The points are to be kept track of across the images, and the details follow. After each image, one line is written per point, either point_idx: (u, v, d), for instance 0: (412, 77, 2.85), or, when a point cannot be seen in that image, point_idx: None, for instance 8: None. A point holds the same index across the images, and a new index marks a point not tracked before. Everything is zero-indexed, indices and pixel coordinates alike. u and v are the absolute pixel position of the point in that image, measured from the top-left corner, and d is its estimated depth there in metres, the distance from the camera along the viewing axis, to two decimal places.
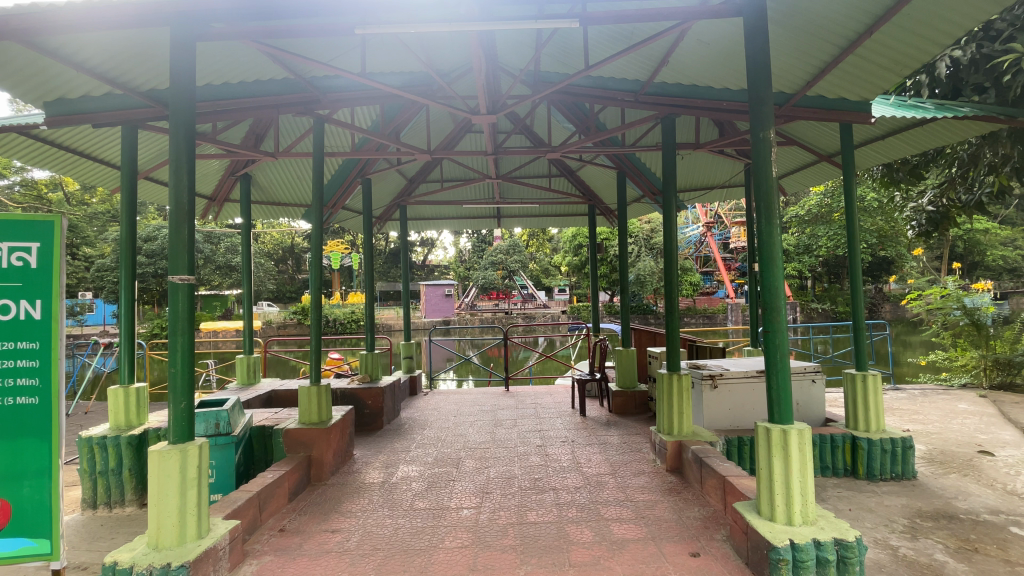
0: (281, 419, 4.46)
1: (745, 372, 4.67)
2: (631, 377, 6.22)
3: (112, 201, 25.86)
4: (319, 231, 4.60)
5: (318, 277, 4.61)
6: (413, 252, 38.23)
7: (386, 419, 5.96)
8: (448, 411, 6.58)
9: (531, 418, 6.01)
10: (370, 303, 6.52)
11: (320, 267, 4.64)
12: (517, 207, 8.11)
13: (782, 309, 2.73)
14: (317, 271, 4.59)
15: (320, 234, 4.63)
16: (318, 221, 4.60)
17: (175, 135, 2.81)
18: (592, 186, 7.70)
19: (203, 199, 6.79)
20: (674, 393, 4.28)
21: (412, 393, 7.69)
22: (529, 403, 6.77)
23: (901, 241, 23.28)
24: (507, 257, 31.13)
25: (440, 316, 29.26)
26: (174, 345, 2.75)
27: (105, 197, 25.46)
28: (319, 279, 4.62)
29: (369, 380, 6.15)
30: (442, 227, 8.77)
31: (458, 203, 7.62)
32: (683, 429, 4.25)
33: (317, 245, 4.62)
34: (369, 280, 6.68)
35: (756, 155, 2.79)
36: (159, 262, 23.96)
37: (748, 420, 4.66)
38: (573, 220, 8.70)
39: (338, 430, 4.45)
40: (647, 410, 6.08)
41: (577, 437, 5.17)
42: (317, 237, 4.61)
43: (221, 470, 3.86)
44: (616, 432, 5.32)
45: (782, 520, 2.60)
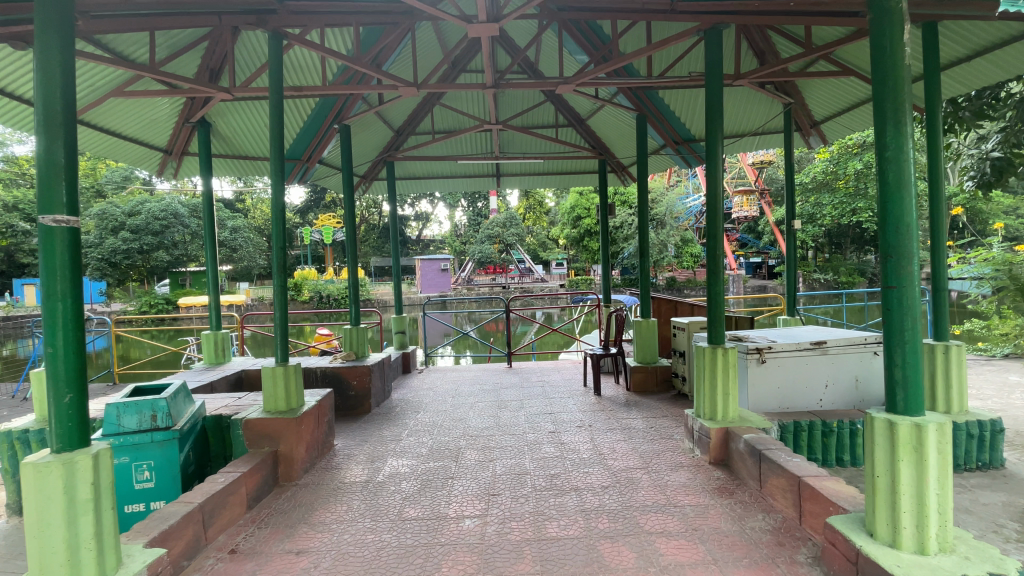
0: (243, 407, 3.69)
1: (797, 345, 3.92)
2: (651, 351, 5.47)
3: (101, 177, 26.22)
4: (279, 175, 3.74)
5: (281, 230, 3.74)
6: (408, 227, 37.18)
7: (373, 403, 5.20)
8: (446, 391, 5.83)
9: (539, 398, 5.28)
10: (353, 261, 5.65)
11: (283, 217, 3.77)
12: (518, 163, 7.23)
13: (916, 255, 1.96)
14: (280, 225, 3.71)
15: (281, 179, 3.75)
16: (276, 162, 3.72)
17: (42, 13, 1.98)
18: (603, 138, 6.89)
19: (158, 151, 5.91)
20: (718, 370, 3.54)
21: (406, 370, 6.94)
22: (535, 381, 6.02)
23: None
24: (504, 231, 29.89)
25: (436, 291, 28.49)
26: (53, 315, 1.97)
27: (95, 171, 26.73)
28: (283, 233, 3.72)
29: (353, 358, 5.37)
30: (436, 189, 7.86)
31: (451, 158, 6.73)
32: (729, 413, 3.51)
33: (278, 193, 3.74)
34: (352, 235, 5.73)
35: (877, 38, 2.01)
36: (145, 238, 23.89)
37: (800, 401, 3.95)
38: (581, 178, 7.82)
39: (313, 419, 3.69)
40: (670, 388, 5.35)
41: (594, 421, 4.43)
42: (277, 183, 3.72)
43: (162, 472, 3.09)
44: (638, 414, 4.59)
45: (910, 548, 1.90)
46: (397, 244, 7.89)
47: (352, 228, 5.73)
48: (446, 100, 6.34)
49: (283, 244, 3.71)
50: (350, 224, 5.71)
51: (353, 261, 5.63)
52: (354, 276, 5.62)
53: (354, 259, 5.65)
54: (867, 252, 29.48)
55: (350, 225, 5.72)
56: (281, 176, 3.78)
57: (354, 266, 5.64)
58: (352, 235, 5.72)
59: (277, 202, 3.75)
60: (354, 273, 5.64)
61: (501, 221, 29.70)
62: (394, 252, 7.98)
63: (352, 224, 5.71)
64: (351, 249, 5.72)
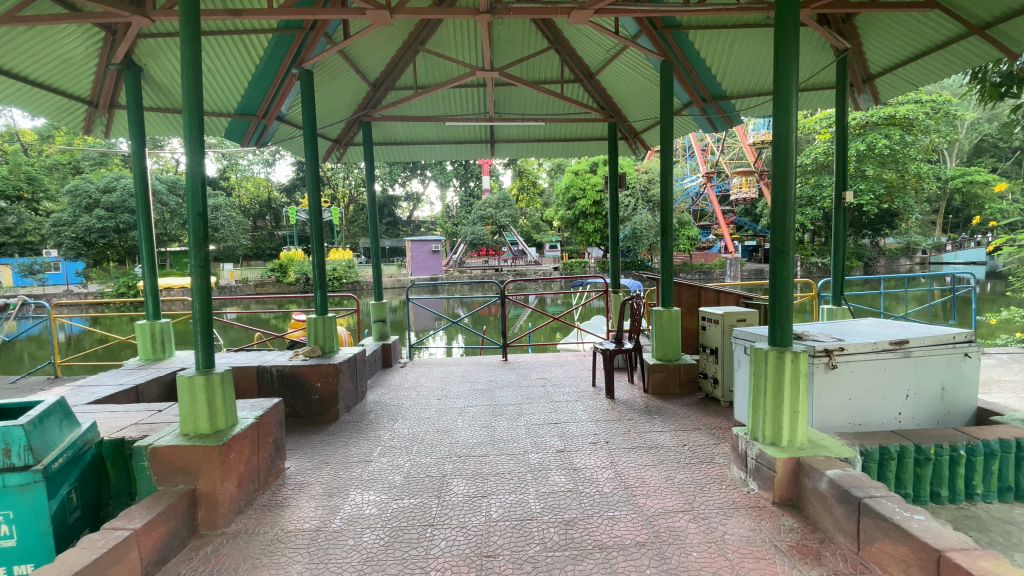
0: (156, 428, 2.79)
1: (873, 345, 3.10)
2: (673, 346, 4.60)
3: (75, 152, 25.15)
4: (196, 114, 2.73)
5: (198, 190, 2.76)
6: (398, 207, 35.94)
7: (343, 407, 4.32)
8: (430, 391, 4.94)
9: (541, 402, 4.41)
10: (317, 233, 4.67)
11: (201, 169, 2.79)
12: (515, 126, 6.26)
13: None
14: (194, 182, 2.72)
15: (197, 116, 2.75)
16: (191, 94, 2.71)
17: None
18: (614, 96, 5.95)
19: (81, 103, 4.89)
20: (783, 383, 2.68)
21: (385, 364, 6.05)
22: (535, 379, 5.15)
23: (908, 191, 23.28)
24: (498, 212, 28.77)
25: (427, 274, 27.61)
26: None
27: (67, 149, 25.56)
28: (199, 198, 2.74)
29: (319, 355, 4.47)
30: (420, 156, 6.87)
31: (437, 118, 5.76)
32: (796, 438, 2.67)
33: (194, 141, 2.75)
34: (316, 202, 4.70)
35: None
36: (121, 217, 22.77)
37: (871, 415, 3.14)
38: (586, 147, 6.87)
39: (248, 444, 2.80)
40: (695, 391, 4.51)
41: (611, 436, 3.57)
42: (191, 124, 2.73)
43: (25, 528, 2.21)
44: (664, 425, 3.74)
45: None
46: (375, 216, 6.42)
47: (315, 195, 4.71)
48: (431, 46, 5.38)
49: (198, 213, 2.74)
50: (312, 190, 4.69)
51: (318, 235, 4.66)
52: (319, 252, 4.67)
53: (317, 231, 4.65)
54: (865, 236, 28.99)
55: (313, 191, 4.71)
56: (200, 116, 2.78)
57: (319, 241, 4.68)
58: (316, 203, 4.70)
59: (193, 154, 2.75)
60: (319, 250, 4.69)
61: (493, 202, 28.50)
62: (373, 229, 6.48)
63: (315, 189, 4.69)
64: (314, 220, 4.70)
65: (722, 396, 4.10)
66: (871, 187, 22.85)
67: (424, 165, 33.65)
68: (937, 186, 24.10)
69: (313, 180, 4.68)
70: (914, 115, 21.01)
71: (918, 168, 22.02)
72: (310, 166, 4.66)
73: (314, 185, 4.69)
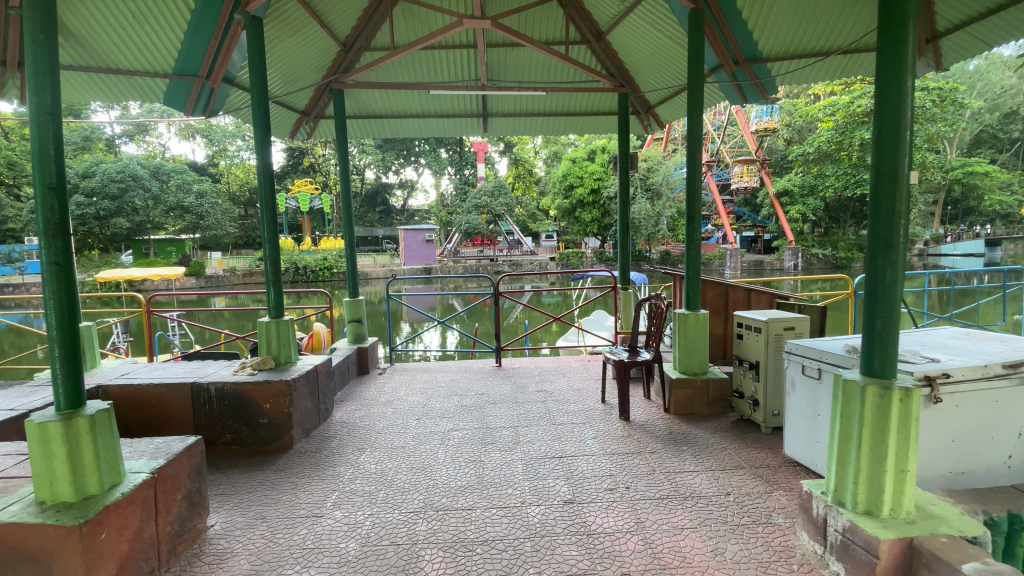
0: (9, 491, 2.02)
1: (985, 369, 2.33)
2: (699, 357, 3.82)
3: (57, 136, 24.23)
4: (44, 44, 1.91)
5: (58, 154, 1.97)
6: (392, 195, 34.90)
7: (298, 433, 3.53)
8: (408, 407, 4.16)
9: (542, 424, 3.65)
10: (268, 209, 3.85)
11: (59, 126, 1.98)
12: (510, 97, 5.43)
13: None
14: (47, 141, 1.92)
15: (52, 46, 1.96)
16: (40, 15, 1.92)
17: None
18: (625, 61, 5.16)
19: None
20: (883, 432, 1.92)
21: (361, 371, 5.26)
22: (534, 393, 4.38)
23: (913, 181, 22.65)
24: (493, 200, 27.69)
25: (421, 263, 26.77)
26: None
27: None
28: (51, 165, 1.92)
29: (271, 367, 3.67)
30: (401, 132, 6.02)
31: (420, 85, 4.93)
32: (899, 506, 1.93)
33: (43, 84, 1.93)
34: (266, 169, 3.85)
35: None
36: (103, 203, 21.89)
37: (977, 461, 2.39)
38: (593, 123, 6.05)
39: (139, 509, 2.04)
40: (724, 412, 3.75)
41: (633, 479, 2.80)
42: (41, 55, 1.93)
43: None
44: (698, 463, 2.97)
45: None
46: (348, 188, 5.29)
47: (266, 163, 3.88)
48: None
49: (48, 185, 1.92)
50: (263, 156, 3.85)
51: (270, 210, 3.83)
52: (270, 234, 3.85)
53: (268, 205, 3.82)
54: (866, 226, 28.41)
55: (262, 160, 3.86)
56: (55, 47, 1.97)
57: (271, 220, 3.86)
58: (266, 170, 3.85)
59: (38, 99, 1.91)
60: (271, 232, 3.86)
61: (489, 189, 27.54)
62: (344, 208, 5.34)
63: (266, 156, 3.86)
64: (263, 194, 3.86)
65: (764, 421, 3.34)
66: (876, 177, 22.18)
67: (418, 151, 32.58)
68: (942, 176, 23.47)
69: (262, 147, 3.83)
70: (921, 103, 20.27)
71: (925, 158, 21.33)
72: (257, 129, 3.80)
73: (263, 153, 3.85)
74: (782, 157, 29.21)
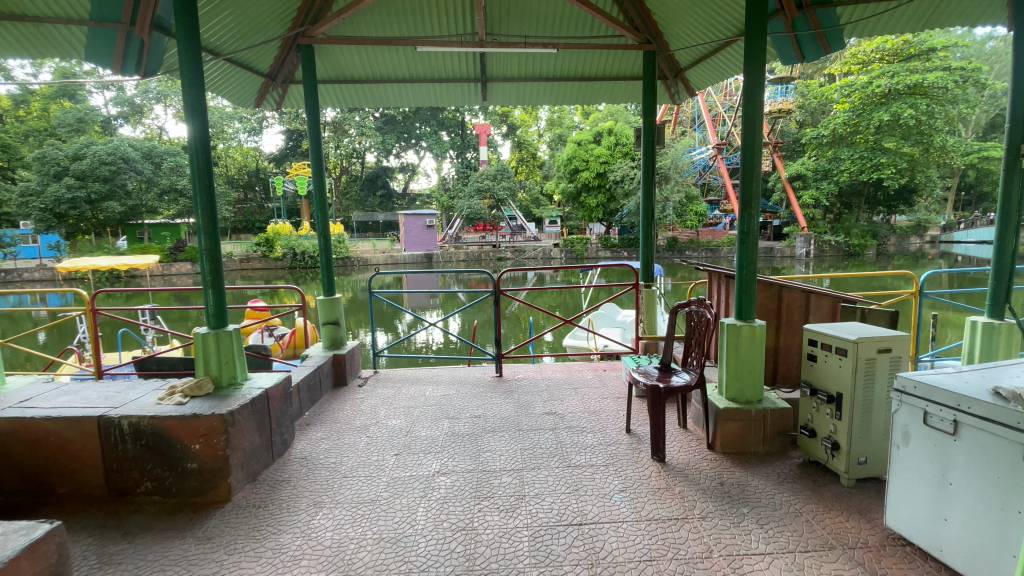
0: None
1: None
2: (752, 383, 3.00)
3: (50, 118, 23.37)
4: None
5: None
6: (393, 179, 33.95)
7: (241, 481, 2.76)
8: (388, 436, 3.38)
9: (553, 466, 2.86)
10: (202, 189, 2.99)
11: None
12: (514, 55, 4.54)
13: None
14: None
15: None
16: None
17: None
18: (654, 10, 4.28)
19: None
20: None
21: (336, 383, 4.45)
22: (540, 415, 3.58)
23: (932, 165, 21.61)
24: (495, 184, 26.74)
25: (421, 249, 25.94)
26: None
27: (43, 112, 23.72)
28: None
29: (209, 396, 2.88)
30: (385, 97, 5.13)
31: (404, 41, 4.08)
32: None
33: None
34: (199, 136, 2.95)
35: None
36: (94, 186, 21.07)
37: None
38: (610, 89, 5.17)
39: None
40: (784, 453, 2.96)
41: (683, 567, 2.02)
42: None
43: None
44: (768, 539, 2.19)
45: None
46: (319, 164, 4.41)
47: (201, 131, 2.98)
48: None
49: None
50: (195, 120, 2.95)
51: (205, 192, 2.99)
52: (206, 221, 3.01)
53: (202, 184, 2.98)
54: (879, 212, 27.38)
55: (192, 127, 2.95)
56: None
57: (207, 203, 3.01)
58: (198, 141, 2.95)
59: None
60: (207, 219, 3.03)
61: (491, 173, 26.57)
62: (315, 185, 4.48)
63: (201, 121, 2.97)
64: (197, 168, 3.00)
65: (846, 471, 2.57)
66: (895, 161, 21.16)
67: (419, 133, 31.57)
68: (960, 160, 22.44)
69: (192, 107, 2.94)
70: (943, 82, 19.14)
71: (945, 141, 20.29)
72: (185, 84, 2.91)
73: (195, 114, 2.95)
74: (795, 141, 28.19)
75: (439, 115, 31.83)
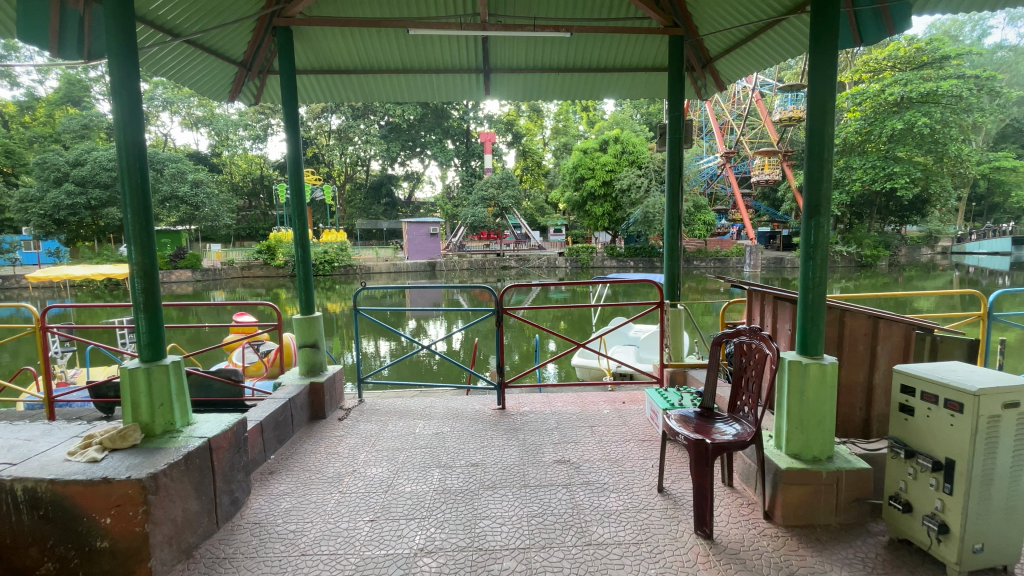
0: None
1: None
2: (820, 437, 2.37)
3: (56, 124, 23.17)
4: None
5: None
6: (397, 187, 33.50)
7: (168, 561, 2.15)
8: (364, 493, 2.75)
9: (570, 544, 2.22)
10: (132, 190, 2.39)
11: None
12: (521, 40, 3.97)
13: None
14: None
15: None
16: None
17: None
18: None
19: None
20: None
21: (313, 416, 3.84)
22: (551, 465, 2.95)
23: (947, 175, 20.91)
24: (499, 192, 26.19)
25: (424, 258, 25.44)
26: None
27: (48, 118, 23.46)
28: None
29: (132, 449, 2.27)
30: (377, 88, 4.56)
31: (394, 21, 3.51)
32: None
33: None
34: (129, 124, 2.36)
35: None
36: (92, 192, 20.66)
37: None
38: (631, 81, 4.59)
39: None
40: (863, 527, 2.32)
41: None
42: None
43: None
44: None
45: None
46: (296, 164, 3.83)
47: (133, 116, 2.39)
48: None
49: None
50: (122, 102, 2.36)
51: (136, 194, 2.40)
52: (138, 230, 2.41)
53: (132, 184, 2.38)
54: (892, 222, 26.67)
55: (119, 110, 2.35)
56: None
57: (140, 207, 2.42)
58: (127, 129, 2.35)
59: None
60: (140, 227, 2.43)
61: (496, 181, 26.04)
62: (290, 189, 3.89)
63: (132, 104, 2.38)
64: (128, 162, 2.40)
65: (958, 562, 1.94)
66: (910, 170, 20.48)
67: (424, 142, 31.19)
68: (974, 170, 21.84)
69: (119, 85, 2.34)
70: (957, 91, 18.60)
71: (959, 150, 19.70)
72: (111, 58, 2.33)
73: (123, 101, 2.37)
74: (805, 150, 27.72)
75: (444, 123, 31.03)
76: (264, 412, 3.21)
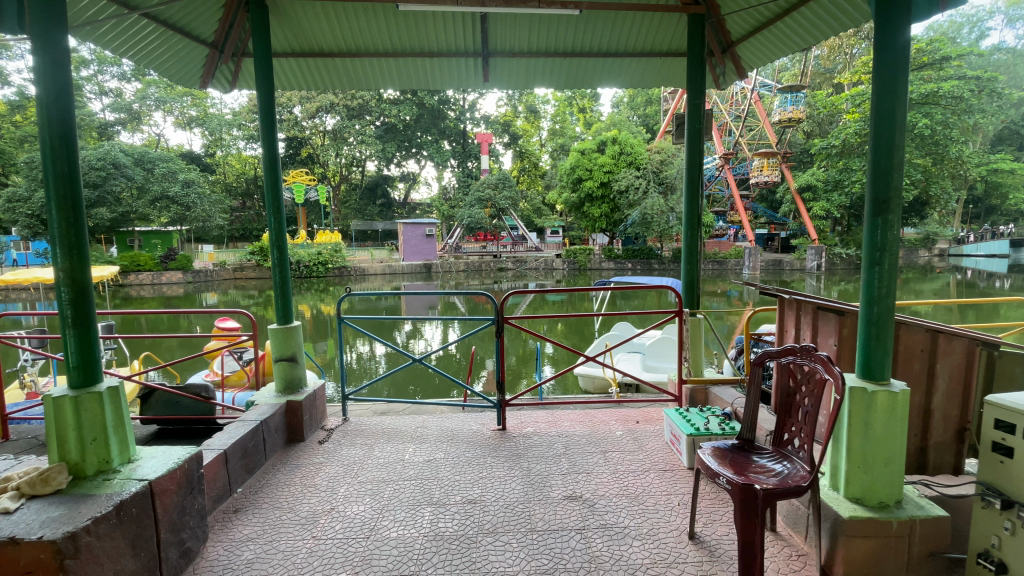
0: None
1: None
2: (888, 479, 1.97)
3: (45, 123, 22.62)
4: None
5: None
6: (393, 188, 32.96)
7: None
8: (341, 538, 2.33)
9: None
10: (58, 181, 1.97)
11: None
12: (524, 19, 3.56)
13: None
14: None
15: None
16: None
17: None
18: None
19: None
20: None
21: (288, 440, 3.40)
22: (562, 503, 2.55)
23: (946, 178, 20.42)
24: (496, 193, 25.74)
25: (420, 260, 24.99)
26: None
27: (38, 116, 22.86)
28: None
29: (52, 497, 1.85)
30: (364, 72, 4.14)
31: None
32: None
33: None
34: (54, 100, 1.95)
35: None
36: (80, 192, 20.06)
37: None
38: (643, 67, 4.21)
39: None
40: None
41: None
42: None
43: None
44: None
45: None
46: (271, 156, 3.41)
47: (61, 90, 1.98)
48: None
49: None
50: (48, 75, 1.95)
51: (64, 185, 1.98)
52: (65, 230, 2.00)
53: (58, 173, 1.97)
54: None
55: (44, 82, 1.94)
56: None
57: (68, 201, 2.00)
58: (52, 107, 1.94)
59: None
60: (69, 226, 2.02)
61: (493, 182, 25.58)
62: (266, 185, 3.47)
63: (59, 78, 1.97)
64: (53, 145, 1.98)
65: None
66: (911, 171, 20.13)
67: (420, 142, 30.71)
68: (975, 172, 21.56)
69: (43, 52, 1.93)
70: (958, 91, 18.34)
71: (960, 152, 19.35)
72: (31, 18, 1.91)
73: (47, 67, 1.95)
74: (804, 151, 27.43)
75: (441, 124, 30.92)
76: (226, 440, 2.78)
